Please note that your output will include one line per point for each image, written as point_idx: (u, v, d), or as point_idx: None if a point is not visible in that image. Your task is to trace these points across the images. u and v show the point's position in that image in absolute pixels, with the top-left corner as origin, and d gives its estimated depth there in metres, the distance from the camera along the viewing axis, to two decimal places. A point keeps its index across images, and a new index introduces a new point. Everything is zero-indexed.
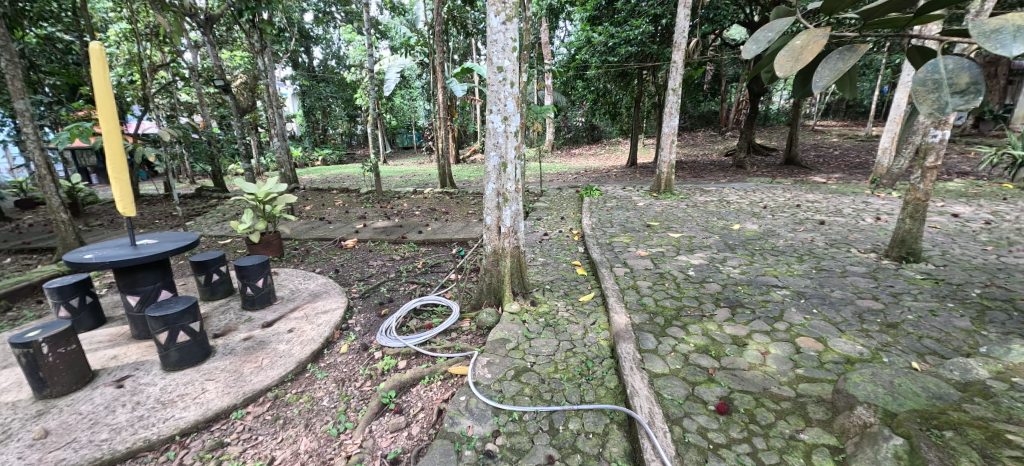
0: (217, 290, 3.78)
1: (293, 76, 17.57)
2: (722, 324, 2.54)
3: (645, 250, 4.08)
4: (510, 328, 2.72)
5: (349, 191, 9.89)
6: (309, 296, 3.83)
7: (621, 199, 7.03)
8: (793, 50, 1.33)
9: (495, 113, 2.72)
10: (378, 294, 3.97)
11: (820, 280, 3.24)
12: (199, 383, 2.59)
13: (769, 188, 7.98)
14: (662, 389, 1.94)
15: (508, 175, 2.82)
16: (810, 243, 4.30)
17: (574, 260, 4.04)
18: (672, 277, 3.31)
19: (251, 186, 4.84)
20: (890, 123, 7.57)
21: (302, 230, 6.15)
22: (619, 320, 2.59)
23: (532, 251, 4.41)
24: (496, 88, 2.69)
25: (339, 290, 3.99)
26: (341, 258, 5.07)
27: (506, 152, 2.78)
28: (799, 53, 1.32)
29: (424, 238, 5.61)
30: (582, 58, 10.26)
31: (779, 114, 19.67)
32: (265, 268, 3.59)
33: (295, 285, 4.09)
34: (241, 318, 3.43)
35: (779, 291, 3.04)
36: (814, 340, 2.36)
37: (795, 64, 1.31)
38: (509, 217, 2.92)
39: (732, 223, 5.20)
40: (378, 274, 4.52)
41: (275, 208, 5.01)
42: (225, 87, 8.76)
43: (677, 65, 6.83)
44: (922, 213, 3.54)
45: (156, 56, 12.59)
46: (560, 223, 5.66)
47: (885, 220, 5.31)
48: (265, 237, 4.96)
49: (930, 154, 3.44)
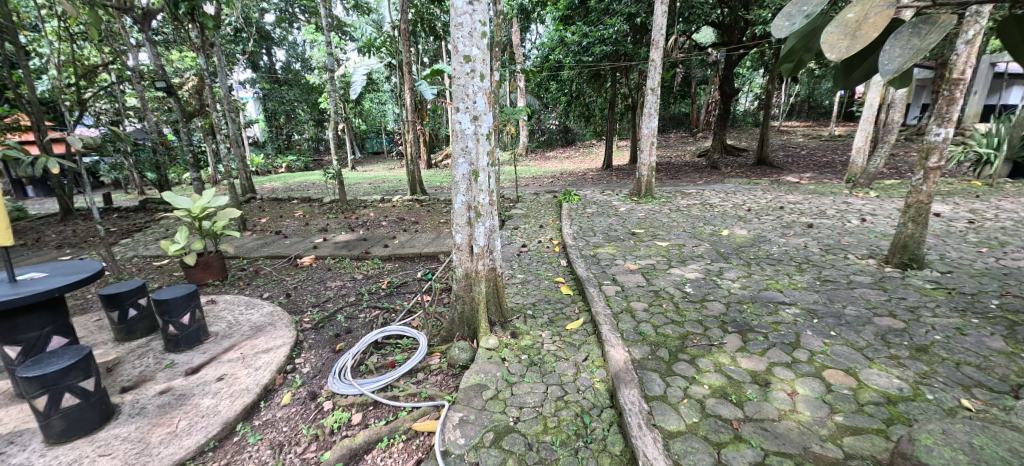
0: (135, 327, 3.18)
1: (253, 78, 16.57)
2: (735, 356, 2.17)
3: (634, 263, 3.71)
4: (487, 369, 2.26)
5: (311, 201, 9.20)
6: (249, 330, 3.26)
7: (601, 204, 6.70)
8: (846, 24, 0.90)
9: (462, 111, 2.28)
10: (334, 323, 3.44)
11: (829, 294, 2.94)
12: (90, 461, 2.03)
13: (749, 189, 7.85)
14: (682, 457, 1.54)
15: (482, 186, 2.38)
16: (804, 249, 4.03)
17: (557, 276, 3.62)
18: (668, 296, 2.93)
19: (184, 201, 4.17)
20: (863, 123, 7.52)
21: (253, 247, 5.51)
22: (616, 355, 2.19)
23: (510, 266, 3.97)
24: (463, 82, 2.25)
25: (287, 320, 3.43)
26: (295, 279, 4.49)
27: (478, 158, 2.34)
28: (855, 28, 0.90)
29: (390, 253, 5.09)
30: (556, 59, 9.95)
31: (746, 115, 20.04)
32: (193, 299, 3.02)
33: (234, 316, 3.51)
34: (161, 364, 2.85)
35: (789, 309, 2.71)
36: (842, 373, 2.02)
37: (851, 44, 0.90)
38: (482, 234, 2.47)
39: (720, 228, 4.93)
40: (336, 297, 3.98)
41: (214, 225, 4.35)
42: (169, 90, 7.94)
43: (655, 63, 6.57)
44: (925, 217, 3.31)
45: (96, 57, 11.52)
46: (539, 233, 5.24)
47: (871, 221, 5.15)
48: (204, 257, 4.33)
49: (931, 154, 3.19)
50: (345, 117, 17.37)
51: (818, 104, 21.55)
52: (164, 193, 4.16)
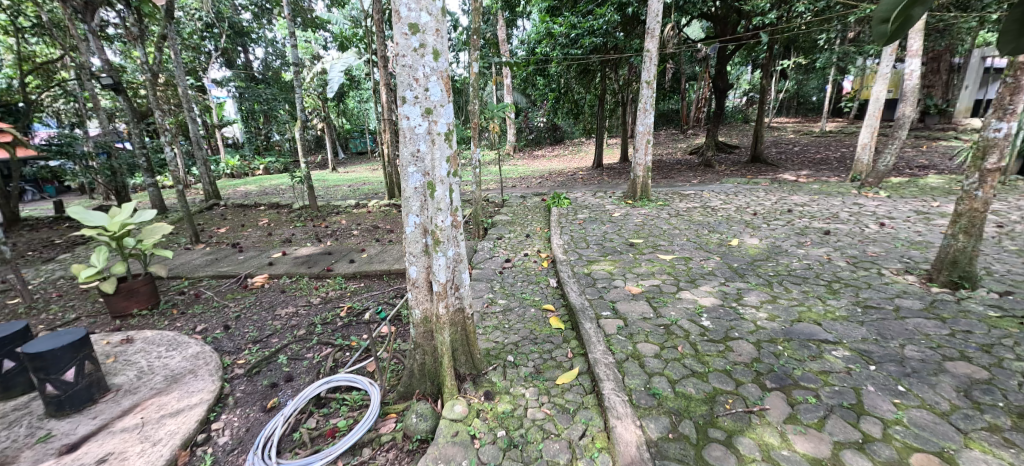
0: (10, 383, 2.50)
1: (227, 76, 15.62)
2: (785, 433, 1.60)
3: (636, 285, 3.13)
4: (450, 454, 1.65)
5: (279, 207, 8.48)
6: (161, 382, 2.61)
7: (594, 208, 6.13)
8: None
9: (410, 102, 1.66)
10: (273, 367, 2.80)
11: (877, 327, 2.39)
12: None
13: (750, 189, 7.36)
14: None
15: (440, 204, 1.77)
16: (830, 264, 3.49)
17: (545, 303, 3.02)
18: (681, 333, 2.36)
19: (97, 216, 3.46)
20: (868, 118, 7.05)
21: (199, 264, 4.81)
22: (626, 434, 1.61)
23: (489, 289, 3.36)
24: (408, 62, 1.63)
25: (214, 365, 2.78)
26: (239, 305, 3.81)
27: (434, 165, 1.73)
28: None
29: (355, 271, 4.43)
30: (542, 52, 9.34)
31: (736, 112, 19.74)
32: (81, 348, 2.37)
33: (148, 360, 2.85)
34: (33, 437, 2.19)
35: (836, 352, 2.15)
36: (935, 459, 1.48)
37: None
38: (444, 268, 1.86)
39: (728, 237, 4.39)
40: (283, 330, 3.32)
41: (141, 243, 3.67)
42: (116, 87, 7.10)
43: (650, 54, 6.02)
44: (979, 228, 2.80)
45: (49, 54, 10.69)
46: (525, 243, 4.66)
47: (891, 226, 4.66)
48: (127, 283, 3.64)
49: (991, 153, 2.66)
50: (324, 116, 16.55)
51: (806, 99, 21.46)
52: (72, 208, 3.44)
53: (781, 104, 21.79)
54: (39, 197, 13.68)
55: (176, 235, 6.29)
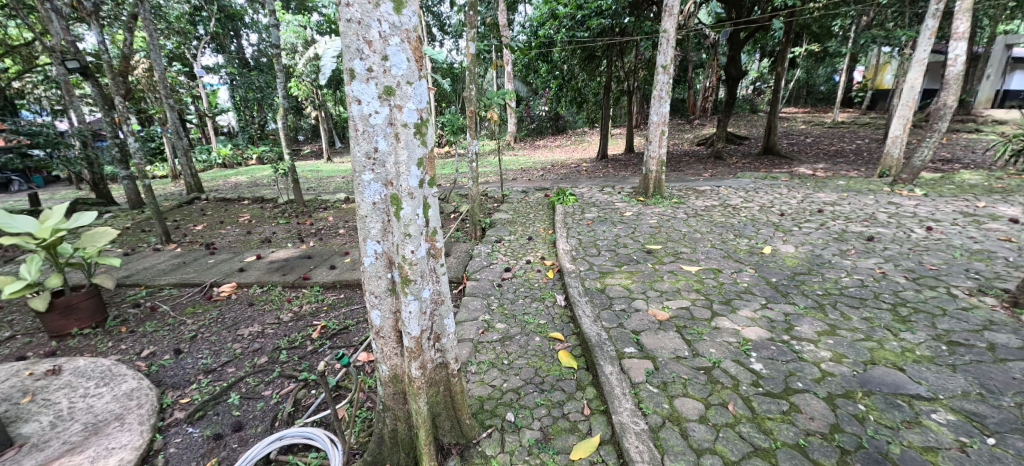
0: None
1: (219, 63, 15.00)
2: None
3: (661, 308, 2.60)
4: None
5: (264, 202, 7.92)
6: (80, 432, 2.11)
7: (602, 206, 5.59)
8: None
9: (360, 77, 1.15)
10: (221, 411, 2.29)
11: (979, 376, 1.88)
12: None
13: (771, 185, 6.81)
14: None
15: (408, 226, 1.25)
16: (887, 280, 2.96)
17: (552, 330, 2.51)
18: (728, 383, 1.85)
19: (23, 221, 2.91)
20: (901, 108, 6.48)
21: (162, 270, 4.30)
22: None
23: (485, 308, 2.85)
24: (356, 15, 1.11)
25: (148, 408, 2.27)
26: (197, 322, 3.30)
27: (399, 171, 1.21)
28: None
29: (335, 279, 3.91)
30: (547, 35, 8.68)
31: (745, 101, 19.02)
32: None
33: (70, 401, 2.34)
34: None
35: (935, 415, 1.65)
36: None
37: None
38: (416, 315, 1.34)
39: (758, 243, 3.85)
40: (243, 356, 2.81)
41: (84, 251, 3.17)
42: (83, 71, 6.44)
43: (668, 35, 5.42)
44: None
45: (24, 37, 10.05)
46: (526, 248, 4.13)
47: (939, 230, 4.15)
48: (65, 298, 3.12)
49: None
50: (318, 104, 15.88)
51: (816, 88, 20.68)
52: None
53: (789, 94, 21.07)
54: (27, 187, 13.13)
55: (146, 234, 5.75)
